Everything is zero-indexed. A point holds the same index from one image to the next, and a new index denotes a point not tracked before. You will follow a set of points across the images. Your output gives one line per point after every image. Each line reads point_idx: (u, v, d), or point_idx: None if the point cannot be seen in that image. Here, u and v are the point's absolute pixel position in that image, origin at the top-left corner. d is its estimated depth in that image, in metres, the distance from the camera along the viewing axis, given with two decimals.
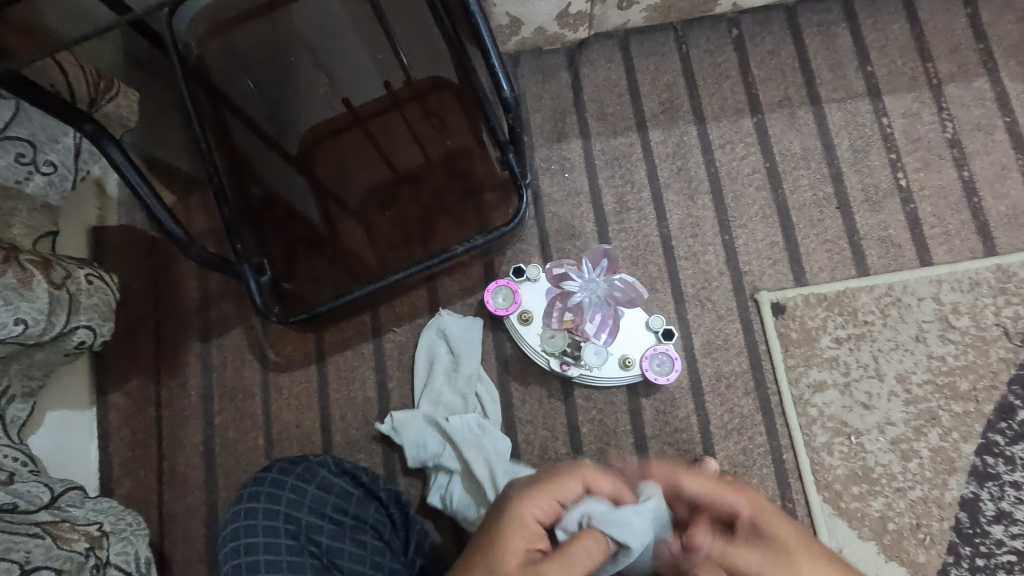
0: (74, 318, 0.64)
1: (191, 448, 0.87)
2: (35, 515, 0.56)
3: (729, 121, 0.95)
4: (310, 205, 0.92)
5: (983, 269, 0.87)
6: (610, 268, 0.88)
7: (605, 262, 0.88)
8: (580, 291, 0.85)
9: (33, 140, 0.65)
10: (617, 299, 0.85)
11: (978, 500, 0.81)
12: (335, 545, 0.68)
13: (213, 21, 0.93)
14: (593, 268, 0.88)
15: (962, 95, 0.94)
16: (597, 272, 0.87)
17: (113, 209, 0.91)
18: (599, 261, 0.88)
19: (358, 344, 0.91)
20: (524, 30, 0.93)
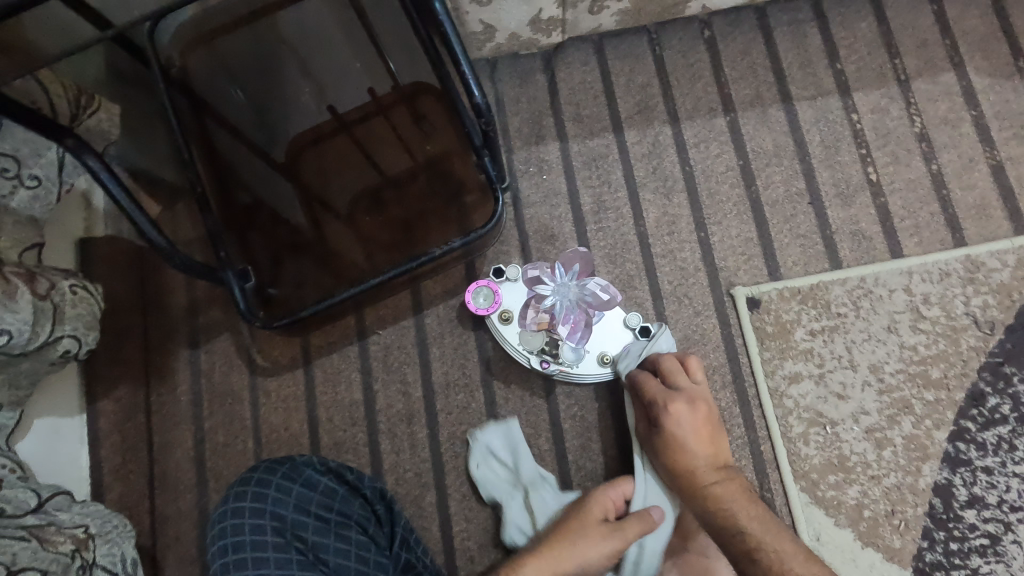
0: (59, 327, 0.66)
1: (182, 453, 0.89)
2: (22, 519, 0.59)
3: (703, 120, 0.97)
4: (295, 211, 0.94)
5: (952, 259, 0.89)
6: (583, 272, 0.89)
7: (578, 267, 0.89)
8: (552, 294, 0.87)
9: (16, 155, 0.67)
10: (589, 303, 0.86)
11: (951, 486, 0.83)
12: (320, 541, 0.70)
13: (195, 32, 0.93)
14: (566, 273, 0.89)
15: (929, 90, 0.96)
16: (570, 277, 0.88)
17: (100, 219, 0.92)
18: (572, 265, 0.89)
19: (344, 346, 0.93)
20: (498, 35, 0.95)
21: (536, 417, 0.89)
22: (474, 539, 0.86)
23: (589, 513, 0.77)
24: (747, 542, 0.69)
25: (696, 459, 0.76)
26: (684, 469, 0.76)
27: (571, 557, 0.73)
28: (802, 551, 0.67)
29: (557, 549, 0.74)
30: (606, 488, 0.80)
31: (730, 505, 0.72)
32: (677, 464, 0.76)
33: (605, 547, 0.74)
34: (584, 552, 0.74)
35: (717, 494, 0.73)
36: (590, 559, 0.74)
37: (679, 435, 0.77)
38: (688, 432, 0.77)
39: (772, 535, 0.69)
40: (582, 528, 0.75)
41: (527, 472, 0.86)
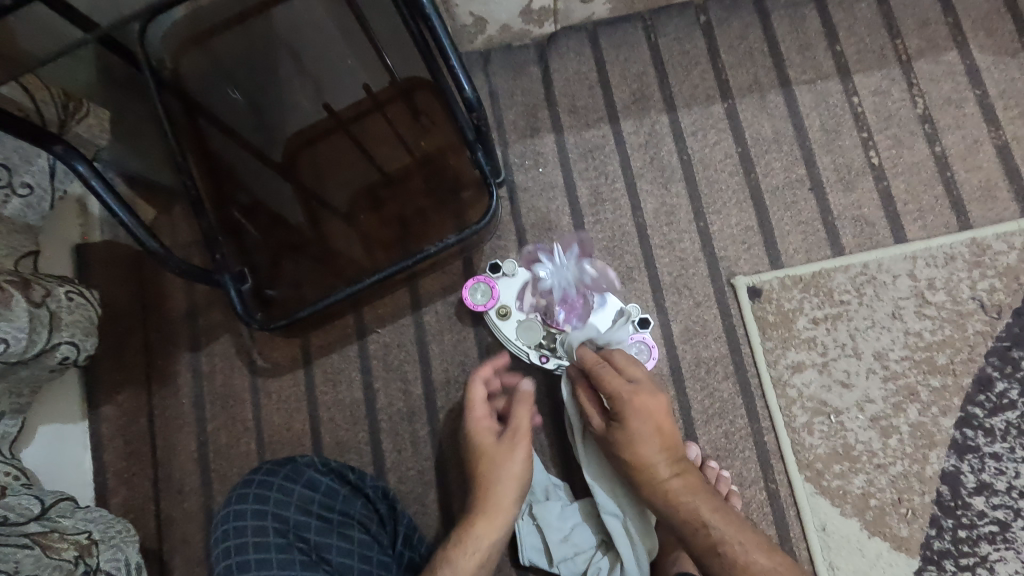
0: (56, 334, 0.66)
1: (186, 455, 0.89)
2: (25, 527, 0.59)
3: (700, 108, 0.95)
4: (290, 210, 0.93)
5: (957, 243, 0.88)
6: (582, 254, 0.92)
7: (576, 249, 0.91)
8: (552, 276, 0.87)
9: (7, 164, 0.67)
10: (586, 285, 0.88)
11: (958, 473, 0.82)
12: (323, 540, 0.70)
13: (186, 35, 0.93)
14: (564, 255, 0.91)
15: (932, 70, 0.94)
16: (568, 259, 0.90)
17: (96, 226, 0.92)
18: (571, 247, 0.92)
19: (344, 345, 0.92)
20: (490, 28, 0.93)
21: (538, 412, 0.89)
22: None
23: (478, 443, 0.74)
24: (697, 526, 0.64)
25: (649, 454, 0.67)
26: (642, 465, 0.68)
27: (497, 483, 0.70)
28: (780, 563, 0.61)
29: (479, 496, 0.70)
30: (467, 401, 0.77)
31: (685, 504, 0.66)
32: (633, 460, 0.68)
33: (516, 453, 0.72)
34: (502, 482, 0.70)
35: (665, 485, 0.67)
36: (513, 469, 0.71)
37: (628, 432, 0.68)
38: (645, 427, 0.67)
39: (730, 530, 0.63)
40: (482, 460, 0.72)
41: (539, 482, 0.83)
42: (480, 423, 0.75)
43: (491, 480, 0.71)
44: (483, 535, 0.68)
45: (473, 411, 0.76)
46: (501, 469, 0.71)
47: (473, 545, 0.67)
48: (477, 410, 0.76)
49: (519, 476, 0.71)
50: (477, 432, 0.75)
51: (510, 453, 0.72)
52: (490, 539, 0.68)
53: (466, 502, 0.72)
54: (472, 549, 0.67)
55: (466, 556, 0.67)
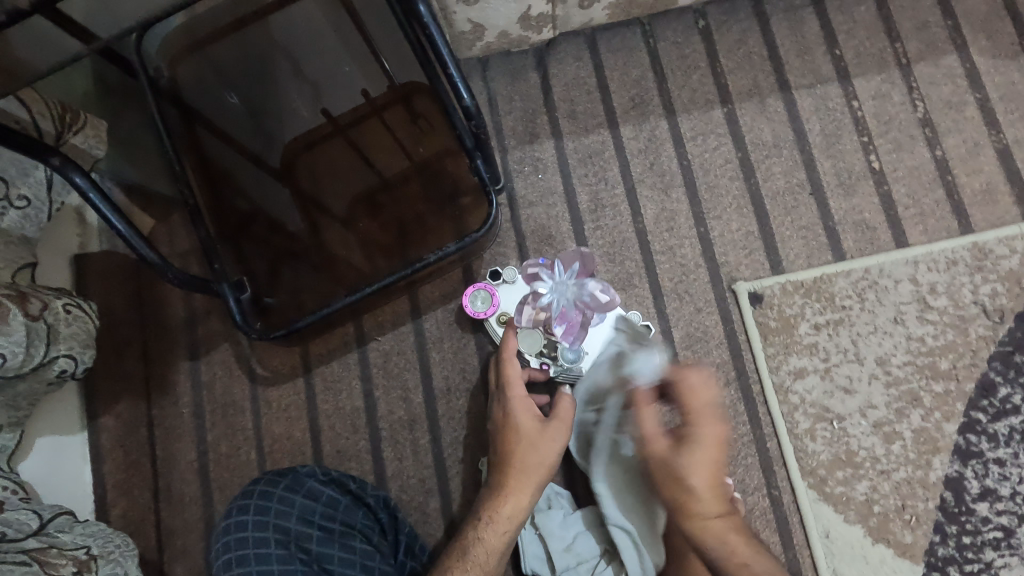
0: (54, 348, 0.66)
1: (185, 465, 0.89)
2: (23, 542, 0.59)
3: (700, 113, 0.95)
4: (290, 217, 0.93)
5: (959, 247, 0.87)
6: (583, 270, 0.85)
7: (578, 265, 0.85)
8: (551, 293, 0.83)
9: (4, 176, 0.66)
10: (586, 304, 0.83)
11: (962, 479, 0.82)
12: (324, 551, 0.70)
13: (184, 42, 0.93)
14: (565, 271, 0.85)
15: (932, 73, 0.94)
16: (569, 275, 0.84)
17: (95, 235, 0.92)
18: (572, 264, 0.85)
19: (343, 354, 0.92)
20: (488, 34, 0.92)
21: None
22: None
23: (515, 423, 0.70)
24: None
25: (700, 493, 0.56)
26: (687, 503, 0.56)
27: (533, 464, 0.68)
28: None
29: (511, 476, 0.67)
30: (511, 377, 0.74)
31: (736, 559, 0.54)
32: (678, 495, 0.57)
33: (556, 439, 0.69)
34: (538, 466, 0.68)
35: (712, 531, 0.55)
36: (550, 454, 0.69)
37: (676, 458, 0.57)
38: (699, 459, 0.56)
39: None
40: (520, 441, 0.69)
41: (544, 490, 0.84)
42: (524, 399, 0.72)
43: (526, 461, 0.68)
44: (515, 513, 0.66)
45: (514, 390, 0.73)
46: (539, 452, 0.68)
47: (503, 521, 0.65)
48: (515, 389, 0.73)
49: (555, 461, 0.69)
50: (514, 413, 0.71)
51: (549, 436, 0.69)
52: (521, 518, 0.66)
53: (495, 478, 0.68)
54: (505, 528, 0.65)
55: (499, 534, 0.64)
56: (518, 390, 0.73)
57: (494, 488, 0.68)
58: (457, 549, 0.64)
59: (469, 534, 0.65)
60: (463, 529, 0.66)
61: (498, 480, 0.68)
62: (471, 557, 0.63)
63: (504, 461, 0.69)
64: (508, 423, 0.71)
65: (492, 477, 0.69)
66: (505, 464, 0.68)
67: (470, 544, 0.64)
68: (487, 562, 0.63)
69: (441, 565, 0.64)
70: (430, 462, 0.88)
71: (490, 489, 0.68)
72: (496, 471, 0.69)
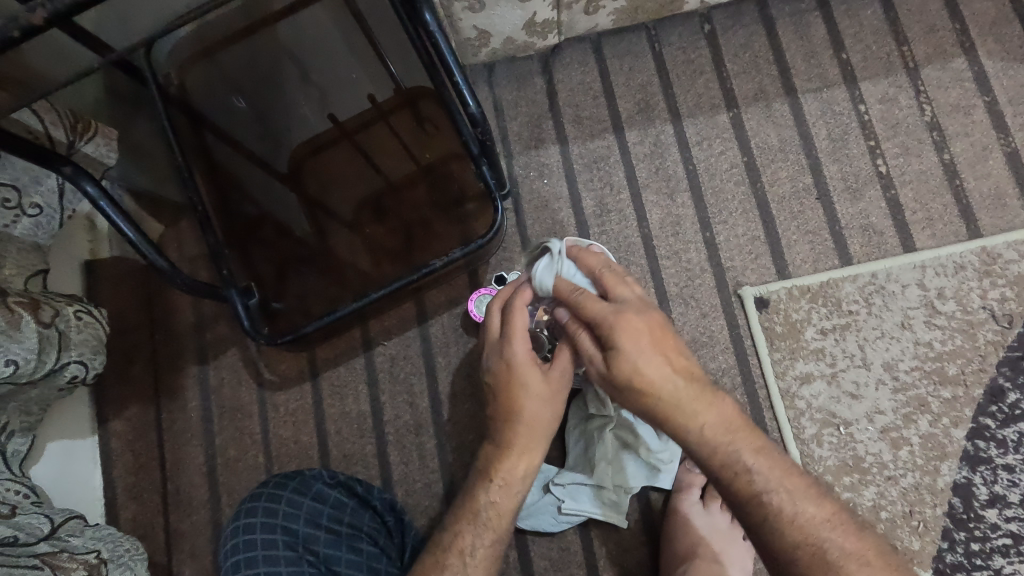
0: (65, 354, 0.67)
1: (194, 469, 0.90)
2: (34, 546, 0.60)
3: (705, 118, 0.95)
4: (298, 222, 0.94)
5: (967, 252, 0.87)
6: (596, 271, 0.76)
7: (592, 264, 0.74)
8: None
9: (16, 185, 0.67)
10: None
11: (970, 485, 0.81)
12: (332, 553, 0.70)
13: (193, 50, 0.94)
14: None
15: (939, 77, 0.93)
16: None
17: (105, 240, 0.93)
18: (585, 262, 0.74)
19: (350, 358, 0.93)
20: (493, 41, 0.92)
21: None
22: None
23: (520, 377, 0.60)
24: (766, 516, 0.51)
25: (692, 427, 0.52)
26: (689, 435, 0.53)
27: (542, 421, 0.61)
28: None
29: (517, 438, 0.60)
30: (510, 318, 0.61)
31: (757, 489, 0.51)
32: (680, 432, 0.53)
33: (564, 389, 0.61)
34: (540, 424, 0.60)
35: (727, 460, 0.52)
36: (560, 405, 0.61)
37: (639, 392, 0.53)
38: (658, 380, 0.52)
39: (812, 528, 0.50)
40: (524, 400, 0.60)
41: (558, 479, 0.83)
42: (524, 345, 0.61)
43: (529, 422, 0.60)
44: (526, 476, 0.61)
45: (517, 340, 0.60)
46: (543, 408, 0.60)
47: (516, 485, 0.60)
48: (518, 341, 0.61)
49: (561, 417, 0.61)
50: (516, 365, 0.60)
51: (558, 390, 0.61)
52: (532, 478, 0.61)
53: (500, 435, 0.61)
54: (518, 490, 0.60)
55: (509, 497, 0.60)
56: (518, 336, 0.60)
57: (498, 446, 0.61)
58: (466, 511, 0.61)
59: (480, 499, 0.61)
60: (471, 490, 0.62)
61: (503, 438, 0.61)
62: (484, 519, 0.61)
63: (509, 418, 0.61)
64: (511, 373, 0.60)
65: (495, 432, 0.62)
66: (511, 423, 0.61)
67: (482, 508, 0.61)
68: (499, 525, 0.61)
69: (451, 526, 0.62)
70: (436, 466, 0.89)
71: (495, 447, 0.62)
72: (500, 427, 0.61)
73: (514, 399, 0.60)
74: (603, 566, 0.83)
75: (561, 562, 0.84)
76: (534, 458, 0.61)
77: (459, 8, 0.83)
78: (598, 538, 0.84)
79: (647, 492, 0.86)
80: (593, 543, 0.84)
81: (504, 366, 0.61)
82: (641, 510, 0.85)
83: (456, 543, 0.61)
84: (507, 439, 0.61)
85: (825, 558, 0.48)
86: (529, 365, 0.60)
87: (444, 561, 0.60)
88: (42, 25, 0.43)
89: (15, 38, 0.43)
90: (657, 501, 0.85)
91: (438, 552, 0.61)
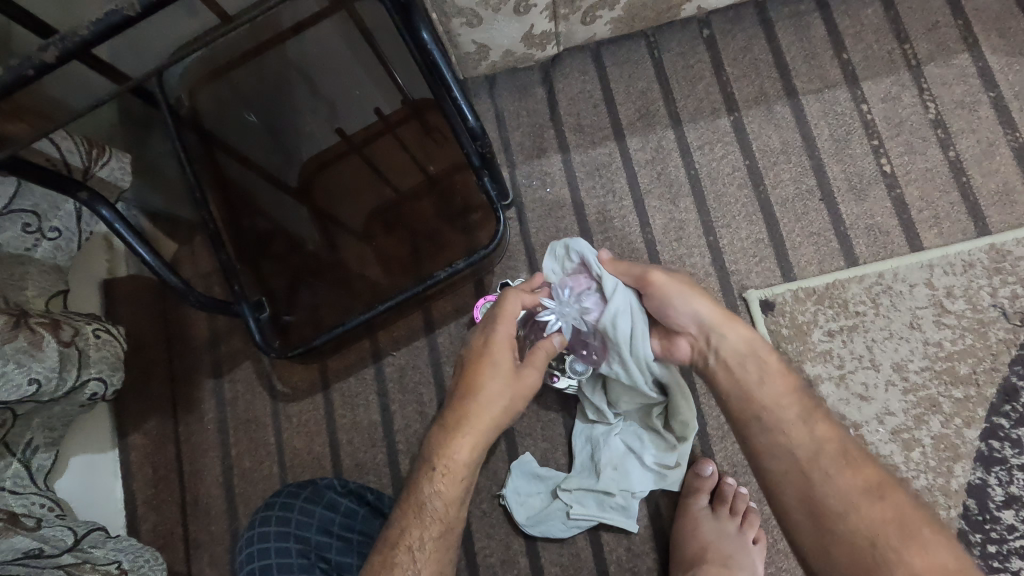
0: (85, 371, 0.69)
1: (211, 480, 0.92)
2: (58, 558, 0.63)
3: (706, 122, 0.95)
4: (307, 236, 0.95)
5: (976, 250, 0.86)
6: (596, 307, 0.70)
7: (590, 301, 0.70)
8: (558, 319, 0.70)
9: (37, 210, 0.70)
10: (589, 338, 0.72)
11: (985, 486, 0.80)
12: (344, 560, 0.72)
13: (202, 69, 0.95)
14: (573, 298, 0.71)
15: (942, 74, 0.93)
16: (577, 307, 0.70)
17: (122, 259, 0.97)
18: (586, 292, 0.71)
19: (360, 369, 0.94)
20: (493, 54, 0.93)
21: (552, 430, 0.89)
22: (497, 555, 0.85)
23: (487, 359, 0.65)
24: (806, 428, 0.61)
25: (746, 337, 0.67)
26: (739, 341, 0.67)
27: (490, 409, 0.64)
28: (889, 496, 0.56)
29: (469, 421, 0.63)
30: (508, 304, 0.68)
31: (797, 408, 0.63)
32: (737, 339, 0.67)
33: (519, 389, 0.65)
34: (490, 416, 0.64)
35: (762, 369, 0.65)
36: (509, 403, 0.65)
37: (690, 293, 0.69)
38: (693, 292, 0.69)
39: (838, 439, 0.61)
40: (483, 384, 0.64)
41: (569, 484, 0.84)
42: (505, 334, 0.66)
43: (480, 409, 0.64)
44: (469, 462, 0.63)
45: (499, 325, 0.66)
46: (499, 396, 0.64)
47: (457, 467, 0.62)
48: (504, 324, 0.67)
49: (510, 412, 0.65)
50: (487, 347, 0.66)
51: (518, 384, 0.65)
52: (474, 466, 0.63)
53: (451, 417, 0.64)
54: (461, 477, 0.62)
55: (454, 484, 0.62)
56: (504, 324, 0.67)
57: (447, 429, 0.64)
58: (414, 504, 0.62)
59: (426, 488, 0.62)
60: (418, 475, 0.63)
61: (453, 422, 0.64)
62: (430, 511, 0.62)
63: (460, 403, 0.64)
64: (478, 356, 0.66)
65: (446, 416, 0.65)
66: (463, 408, 0.64)
67: (428, 497, 0.62)
68: (446, 515, 0.62)
69: (399, 519, 0.62)
70: None
71: (444, 429, 0.64)
72: (452, 410, 0.65)
73: (477, 376, 0.65)
74: (613, 572, 0.84)
75: (571, 568, 0.84)
76: (475, 448, 0.63)
77: (458, 24, 0.84)
78: (607, 544, 0.84)
79: (655, 496, 0.86)
80: (603, 550, 0.84)
81: (480, 347, 0.66)
82: (651, 515, 0.86)
83: (404, 538, 0.61)
84: (457, 423, 0.64)
85: (847, 460, 0.59)
86: (502, 351, 0.66)
87: (394, 558, 0.60)
88: (56, 63, 0.45)
89: (30, 77, 0.45)
90: (666, 504, 0.86)
91: (388, 548, 0.60)
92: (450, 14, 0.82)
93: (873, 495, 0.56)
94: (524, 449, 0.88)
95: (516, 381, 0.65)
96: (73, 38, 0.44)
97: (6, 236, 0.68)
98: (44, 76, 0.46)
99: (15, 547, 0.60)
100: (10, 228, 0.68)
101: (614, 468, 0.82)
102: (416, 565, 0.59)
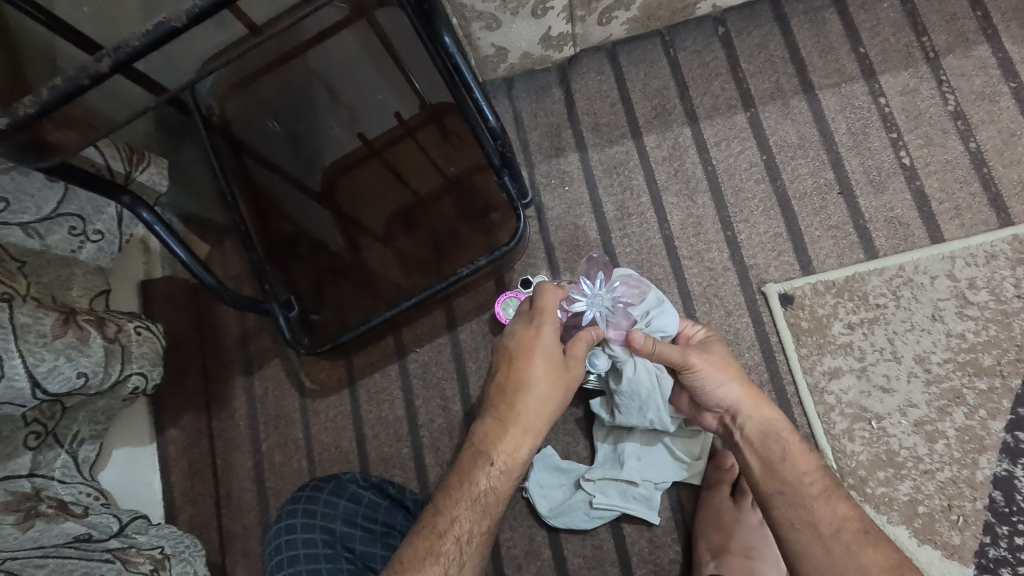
0: (127, 366, 0.73)
1: (244, 473, 0.95)
2: (106, 543, 0.66)
3: (722, 119, 0.96)
4: (333, 238, 0.98)
5: (998, 240, 0.86)
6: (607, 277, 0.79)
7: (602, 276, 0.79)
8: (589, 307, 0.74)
9: (82, 214, 0.74)
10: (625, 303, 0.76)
11: (1012, 478, 0.80)
12: (368, 550, 0.74)
13: (230, 78, 0.98)
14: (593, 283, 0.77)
15: (962, 65, 0.92)
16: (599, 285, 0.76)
17: (157, 262, 1.01)
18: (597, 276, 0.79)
19: (385, 365, 0.97)
20: (511, 56, 0.96)
21: (573, 425, 0.90)
22: (520, 547, 0.87)
23: (535, 354, 0.67)
24: (824, 497, 0.65)
25: (755, 417, 0.71)
26: (767, 416, 0.71)
27: (540, 404, 0.67)
28: (821, 476, 0.67)
29: (522, 418, 0.66)
30: (548, 302, 0.70)
31: (818, 484, 0.66)
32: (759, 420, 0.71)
33: (566, 387, 0.68)
34: (541, 409, 0.67)
35: (782, 444, 0.69)
36: (556, 399, 0.67)
37: (726, 376, 0.72)
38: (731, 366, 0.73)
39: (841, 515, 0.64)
40: (534, 379, 0.67)
41: (590, 477, 0.85)
42: (552, 328, 0.68)
43: (532, 403, 0.67)
44: (526, 459, 0.66)
45: (544, 319, 0.68)
46: (550, 391, 0.67)
47: (511, 460, 0.66)
48: (547, 319, 0.69)
49: (559, 403, 0.67)
50: (536, 339, 0.68)
51: (565, 379, 0.68)
52: (525, 459, 0.67)
53: (503, 413, 0.67)
54: (517, 474, 0.66)
55: (508, 478, 0.66)
56: (549, 320, 0.69)
57: (503, 423, 0.67)
58: (465, 498, 0.65)
59: (482, 482, 0.65)
60: (471, 469, 0.66)
61: (509, 416, 0.66)
62: (483, 503, 0.65)
63: (513, 397, 0.67)
64: (526, 349, 0.68)
65: (500, 408, 0.67)
66: (516, 402, 0.66)
67: (482, 491, 0.65)
68: (496, 508, 0.65)
69: (447, 511, 0.65)
70: None
71: (497, 424, 0.67)
72: (506, 405, 0.67)
73: (526, 373, 0.67)
74: (637, 563, 0.85)
75: (594, 560, 0.85)
76: (526, 442, 0.66)
77: (477, 28, 0.87)
78: (630, 537, 0.85)
79: (677, 489, 0.87)
80: (625, 542, 0.85)
81: (526, 342, 0.68)
82: (674, 509, 0.86)
83: (452, 529, 0.63)
84: (511, 415, 0.67)
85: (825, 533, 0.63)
86: (551, 345, 0.68)
87: (440, 548, 0.62)
88: (108, 71, 0.48)
89: (84, 85, 0.48)
90: (688, 496, 0.86)
91: (436, 537, 0.63)
92: (470, 18, 0.84)
93: (816, 483, 0.67)
94: (546, 443, 0.90)
95: (563, 375, 0.68)
96: (126, 49, 0.47)
97: (54, 239, 0.72)
98: (98, 85, 0.49)
99: (66, 532, 0.64)
100: (57, 231, 0.72)
101: (636, 459, 0.84)
102: (461, 556, 0.62)
